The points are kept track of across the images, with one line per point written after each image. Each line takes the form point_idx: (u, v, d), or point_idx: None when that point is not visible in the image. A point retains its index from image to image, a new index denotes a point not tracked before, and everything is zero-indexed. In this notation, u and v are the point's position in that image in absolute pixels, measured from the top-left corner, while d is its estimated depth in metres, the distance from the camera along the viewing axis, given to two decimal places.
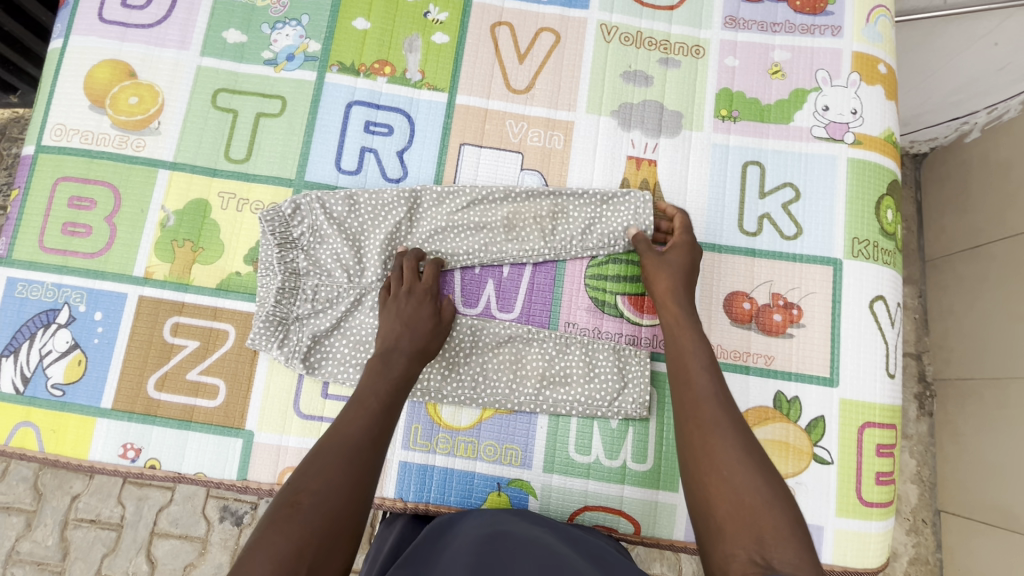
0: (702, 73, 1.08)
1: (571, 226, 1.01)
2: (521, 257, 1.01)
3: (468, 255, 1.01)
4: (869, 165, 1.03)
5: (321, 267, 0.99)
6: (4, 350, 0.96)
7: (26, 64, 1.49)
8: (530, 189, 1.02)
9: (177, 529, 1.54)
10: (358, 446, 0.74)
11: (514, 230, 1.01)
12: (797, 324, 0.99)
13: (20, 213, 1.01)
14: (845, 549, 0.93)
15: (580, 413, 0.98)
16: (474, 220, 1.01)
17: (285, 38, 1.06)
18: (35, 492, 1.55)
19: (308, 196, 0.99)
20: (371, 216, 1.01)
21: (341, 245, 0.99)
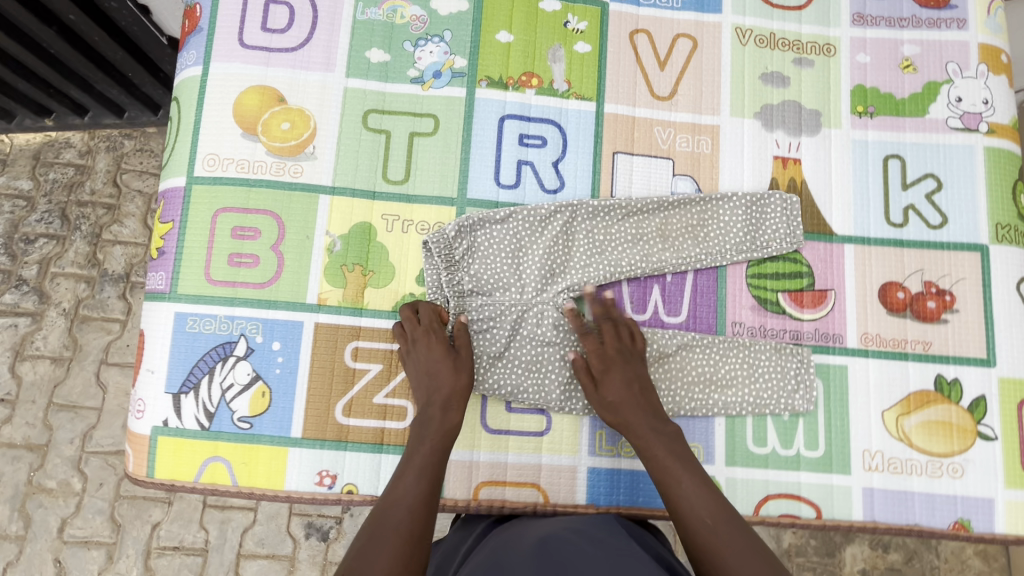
0: (835, 71, 1.11)
1: (721, 232, 1.04)
2: (678, 265, 1.02)
3: (628, 266, 1.01)
4: (1004, 153, 1.08)
5: (486, 286, 0.99)
6: (184, 387, 0.96)
7: (71, 87, 1.47)
8: (682, 198, 1.04)
9: (264, 549, 1.54)
10: (405, 520, 0.77)
11: (667, 239, 1.03)
12: (951, 310, 1.04)
13: (179, 247, 1.00)
14: (1016, 519, 0.98)
15: (750, 412, 1.01)
16: (627, 232, 1.03)
17: (429, 55, 1.06)
18: (113, 523, 1.54)
19: (469, 218, 0.99)
20: (530, 233, 1.01)
21: (505, 263, 0.99)
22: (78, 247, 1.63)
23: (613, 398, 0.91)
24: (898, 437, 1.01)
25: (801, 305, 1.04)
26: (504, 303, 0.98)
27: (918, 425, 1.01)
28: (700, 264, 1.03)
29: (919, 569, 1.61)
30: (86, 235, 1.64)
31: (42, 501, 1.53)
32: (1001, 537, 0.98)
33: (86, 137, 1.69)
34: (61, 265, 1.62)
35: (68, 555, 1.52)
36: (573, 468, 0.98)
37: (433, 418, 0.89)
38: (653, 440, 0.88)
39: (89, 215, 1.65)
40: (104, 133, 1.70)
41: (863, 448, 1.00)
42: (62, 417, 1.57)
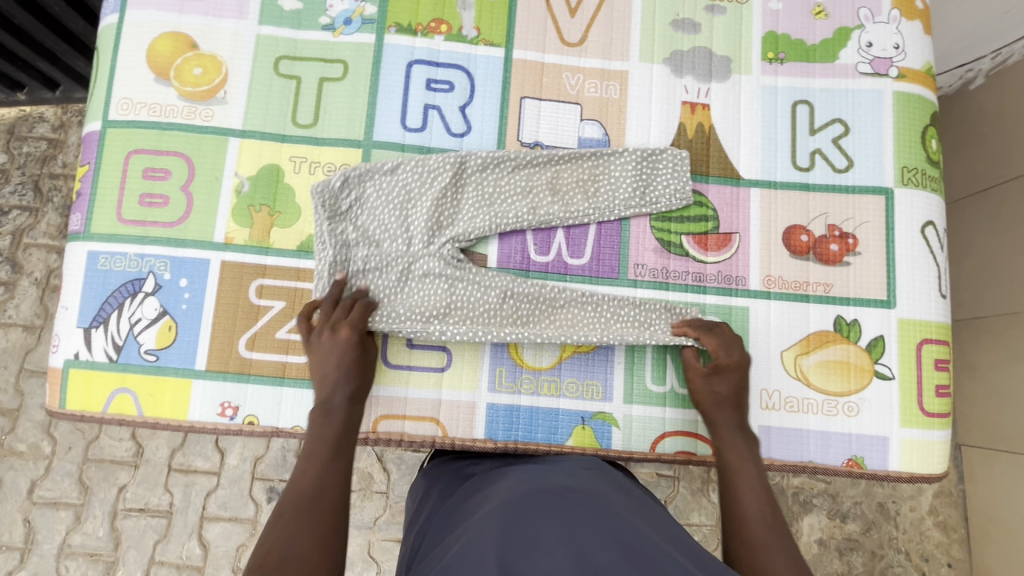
0: (748, 18, 1.12)
1: (611, 186, 1.04)
2: (566, 217, 1.03)
3: (517, 219, 1.02)
4: (913, 98, 1.08)
5: (371, 238, 1.00)
6: (94, 322, 0.99)
7: (38, 58, 1.48)
8: (572, 152, 1.04)
9: (226, 512, 1.58)
10: (314, 498, 0.78)
11: (556, 192, 1.04)
12: (854, 252, 1.04)
13: (94, 188, 1.03)
14: (910, 457, 0.99)
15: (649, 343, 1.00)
16: (514, 185, 1.03)
17: (340, 2, 1.08)
18: (80, 486, 1.58)
19: (353, 170, 1.00)
20: (414, 186, 1.01)
21: (388, 216, 1.00)
22: (50, 219, 1.67)
23: (713, 402, 0.96)
24: (796, 376, 1.02)
25: (705, 248, 1.05)
26: (388, 255, 0.99)
27: (816, 364, 1.02)
28: (589, 218, 1.04)
29: (877, 539, 1.58)
30: (58, 207, 1.67)
31: (12, 464, 1.58)
32: (895, 474, 0.99)
33: (58, 111, 1.72)
34: (34, 237, 1.66)
35: (38, 516, 1.57)
36: (472, 404, 1.00)
37: (332, 406, 0.90)
38: (734, 445, 0.92)
39: (61, 186, 1.68)
40: (77, 107, 1.73)
41: (761, 387, 1.01)
42: (33, 383, 1.61)
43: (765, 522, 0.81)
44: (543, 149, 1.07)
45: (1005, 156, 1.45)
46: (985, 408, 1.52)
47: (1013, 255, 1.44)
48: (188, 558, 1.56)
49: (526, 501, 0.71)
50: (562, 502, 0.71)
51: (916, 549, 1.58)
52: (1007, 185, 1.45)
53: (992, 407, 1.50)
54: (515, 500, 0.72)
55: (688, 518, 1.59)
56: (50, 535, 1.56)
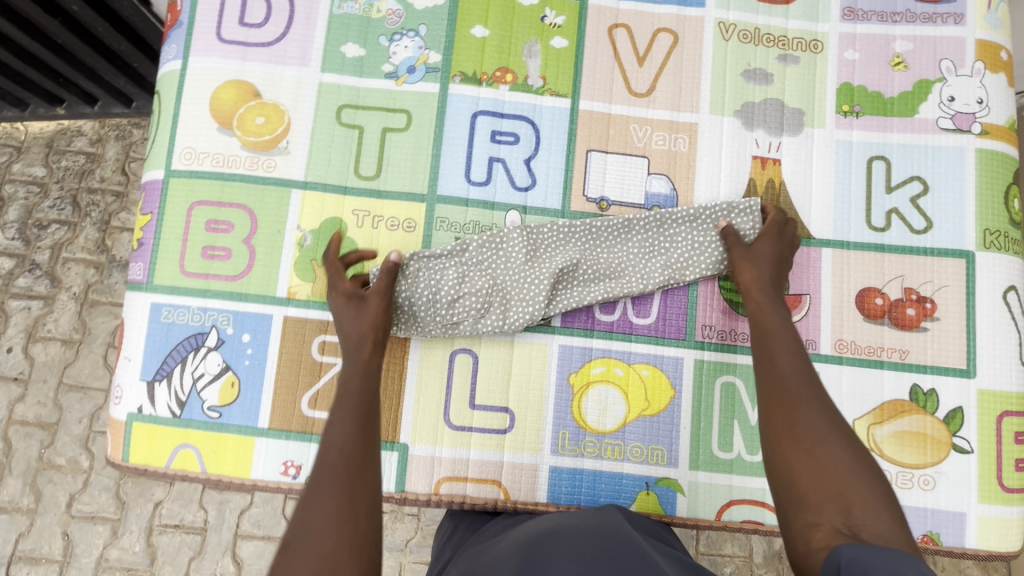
0: (821, 68, 1.08)
1: (685, 247, 1.01)
2: (640, 286, 1.00)
3: (588, 285, 1.00)
4: (997, 156, 1.03)
5: (439, 321, 0.98)
6: (157, 376, 0.99)
7: (79, 76, 1.49)
8: (636, 217, 1.01)
9: (259, 530, 1.59)
10: (338, 465, 0.74)
11: (624, 260, 1.01)
12: (931, 318, 1.00)
13: (156, 238, 1.02)
14: (988, 534, 0.96)
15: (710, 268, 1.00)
16: (583, 255, 1.00)
17: (404, 50, 1.06)
18: (117, 500, 1.59)
19: (419, 253, 0.98)
20: (477, 264, 0.99)
21: (453, 292, 0.97)
22: (88, 234, 1.67)
23: (760, 317, 0.91)
24: (869, 447, 0.98)
25: None
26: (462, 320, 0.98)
27: (891, 434, 0.98)
28: (664, 282, 1.00)
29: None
30: (95, 222, 1.67)
31: (51, 477, 1.59)
32: (972, 552, 0.95)
33: (97, 125, 1.72)
34: (72, 251, 1.66)
35: (76, 529, 1.58)
36: (535, 467, 0.99)
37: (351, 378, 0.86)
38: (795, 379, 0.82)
39: (99, 202, 1.68)
40: (115, 121, 1.73)
41: None
42: (71, 398, 1.61)
43: (805, 384, 0.81)
44: (609, 205, 1.04)
45: None
46: None
47: None
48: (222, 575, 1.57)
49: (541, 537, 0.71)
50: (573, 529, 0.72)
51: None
52: None
53: None
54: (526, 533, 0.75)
55: (720, 549, 1.56)
56: (87, 549, 1.57)
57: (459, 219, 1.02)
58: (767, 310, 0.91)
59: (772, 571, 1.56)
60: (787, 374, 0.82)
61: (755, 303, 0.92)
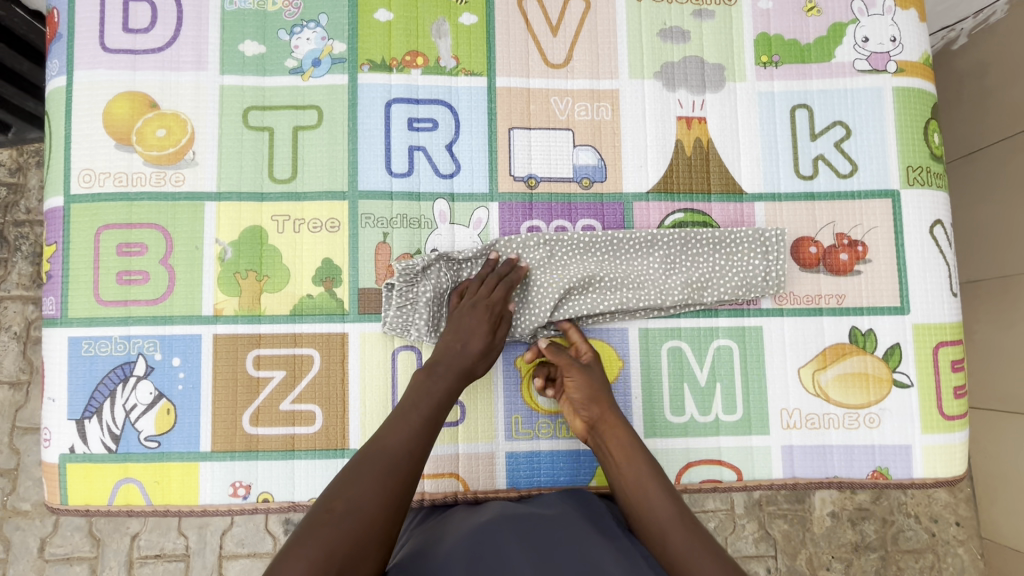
0: (737, 20, 1.06)
1: (706, 268, 0.99)
2: (655, 301, 0.99)
3: (602, 299, 0.98)
4: (914, 93, 1.04)
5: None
6: (86, 413, 0.94)
7: None
8: (690, 233, 1.00)
9: (244, 548, 1.55)
10: (394, 461, 0.77)
11: (644, 274, 0.99)
12: (864, 260, 1.02)
13: (66, 269, 0.96)
14: (934, 462, 0.99)
15: (731, 297, 0.99)
16: (601, 266, 0.99)
17: (306, 42, 1.00)
18: (91, 538, 1.54)
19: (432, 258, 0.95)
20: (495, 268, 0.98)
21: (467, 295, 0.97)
22: (21, 269, 1.55)
23: (628, 464, 0.87)
24: (815, 393, 1.00)
25: None
26: None
27: (834, 379, 1.00)
28: (683, 300, 0.99)
29: (888, 506, 1.63)
30: (27, 255, 1.55)
31: (19, 523, 1.53)
32: (920, 481, 0.99)
33: (14, 153, 1.57)
34: (6, 288, 1.54)
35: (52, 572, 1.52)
36: (491, 455, 0.98)
37: (444, 380, 0.86)
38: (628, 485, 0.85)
39: (27, 234, 1.55)
40: (33, 147, 1.58)
41: (781, 407, 1.00)
42: (28, 441, 1.53)
43: (680, 521, 0.80)
44: (537, 182, 1.02)
45: (988, 121, 1.43)
46: (980, 373, 1.53)
47: (1000, 218, 1.43)
48: None
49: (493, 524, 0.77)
50: (536, 532, 0.75)
51: (925, 512, 1.63)
52: (991, 148, 1.43)
53: (986, 372, 1.52)
54: (484, 527, 0.76)
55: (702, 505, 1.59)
56: None
57: (385, 213, 0.98)
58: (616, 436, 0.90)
59: (755, 520, 1.61)
60: (663, 518, 0.80)
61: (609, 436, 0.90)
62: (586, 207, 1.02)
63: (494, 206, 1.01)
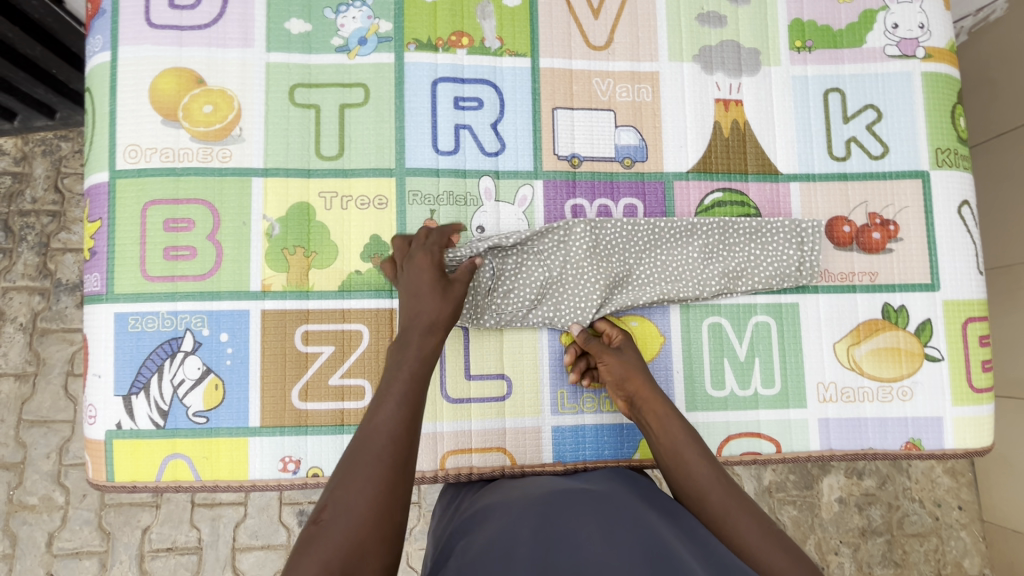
0: (771, 6, 1.09)
1: (742, 257, 1.01)
2: (695, 292, 1.00)
3: (640, 287, 1.00)
4: (941, 78, 1.08)
5: (490, 311, 0.97)
6: (133, 389, 0.93)
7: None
8: (729, 221, 1.01)
9: (258, 540, 1.54)
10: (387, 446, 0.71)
11: (683, 264, 1.01)
12: (895, 239, 1.05)
13: (111, 244, 0.96)
14: (964, 433, 1.02)
15: (766, 287, 1.02)
16: (642, 255, 1.00)
17: (352, 21, 1.01)
18: (102, 532, 1.51)
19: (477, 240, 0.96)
20: (537, 257, 0.98)
21: (512, 282, 0.97)
22: (26, 259, 1.51)
23: (665, 433, 0.87)
24: (850, 366, 1.03)
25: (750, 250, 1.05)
26: (511, 311, 0.98)
27: (868, 353, 1.03)
28: (720, 290, 1.01)
29: (892, 491, 1.66)
30: (34, 246, 1.51)
31: (27, 518, 1.49)
32: (950, 452, 1.02)
33: (19, 142, 1.52)
34: (10, 280, 1.50)
35: (61, 567, 1.49)
36: (538, 429, 0.99)
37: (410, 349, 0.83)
38: (683, 469, 0.84)
39: (34, 224, 1.51)
40: (38, 135, 1.54)
41: (817, 380, 1.03)
42: (36, 434, 1.50)
43: (721, 485, 0.81)
44: (581, 161, 1.03)
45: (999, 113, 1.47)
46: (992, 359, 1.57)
47: (1005, 208, 1.48)
48: None
49: (547, 502, 0.76)
50: (591, 508, 0.74)
51: (929, 496, 1.67)
52: (998, 140, 1.48)
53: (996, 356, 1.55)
54: (542, 508, 0.74)
55: None
56: None
57: (432, 190, 0.99)
58: (664, 420, 0.88)
59: (763, 506, 1.64)
60: (704, 485, 0.81)
61: (654, 415, 0.89)
62: (628, 186, 1.04)
63: (538, 183, 1.02)
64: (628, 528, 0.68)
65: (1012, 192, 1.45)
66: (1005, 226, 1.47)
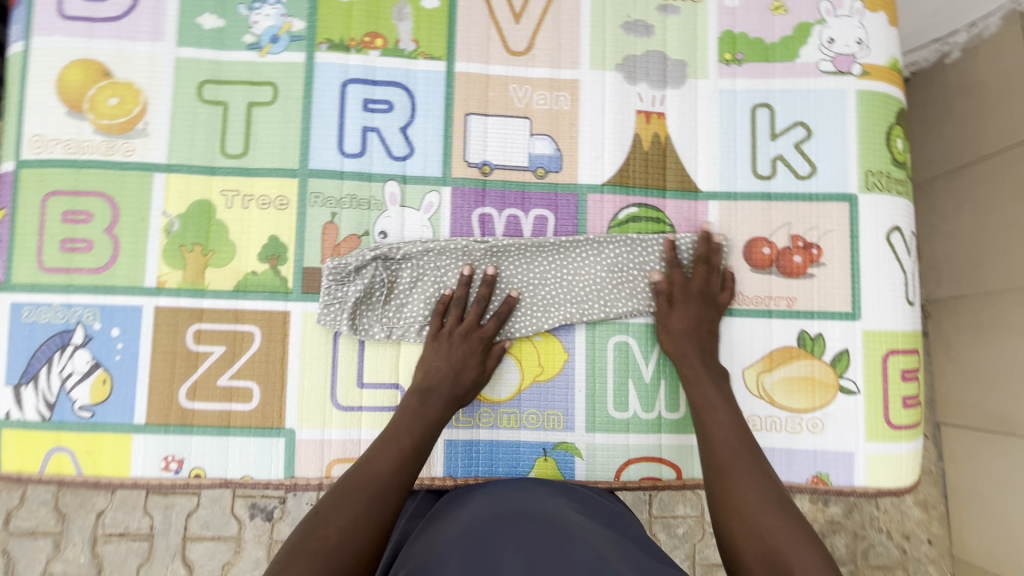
0: (703, 16, 1.05)
1: (651, 277, 0.98)
2: (602, 313, 0.98)
3: (542, 306, 0.97)
4: (877, 97, 1.03)
5: (383, 322, 0.96)
6: (23, 379, 0.93)
7: None
8: (638, 240, 0.98)
9: (209, 531, 1.51)
10: (381, 487, 0.76)
11: (589, 283, 0.98)
12: (818, 264, 1.00)
13: (12, 234, 0.96)
14: (878, 471, 0.97)
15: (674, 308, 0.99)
16: (544, 274, 0.98)
17: (265, 19, 1.00)
18: (57, 513, 1.50)
19: (367, 251, 0.94)
20: (436, 271, 0.97)
21: (406, 297, 0.96)
22: None
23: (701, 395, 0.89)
24: (760, 395, 0.99)
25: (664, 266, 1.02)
26: (403, 325, 0.96)
27: (780, 380, 0.99)
28: (629, 311, 0.98)
29: (858, 521, 1.56)
30: None
31: None
32: (862, 490, 0.97)
33: None
34: None
35: (16, 546, 1.48)
36: None
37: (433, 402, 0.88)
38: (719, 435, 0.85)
39: None
40: None
41: None
42: None
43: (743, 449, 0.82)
44: (491, 169, 1.01)
45: (984, 134, 1.39)
46: (970, 391, 1.48)
47: (989, 231, 1.40)
48: None
49: (491, 519, 0.72)
50: (531, 526, 0.69)
51: (897, 528, 1.56)
52: (983, 164, 1.40)
53: (976, 389, 1.46)
54: (482, 523, 0.71)
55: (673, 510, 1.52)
56: (32, 565, 1.48)
57: (334, 192, 0.98)
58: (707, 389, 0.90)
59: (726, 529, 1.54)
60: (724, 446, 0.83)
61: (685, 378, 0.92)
62: (540, 197, 1.01)
63: (445, 190, 1.00)
64: (561, 540, 0.66)
65: (995, 218, 1.38)
66: (990, 254, 1.40)
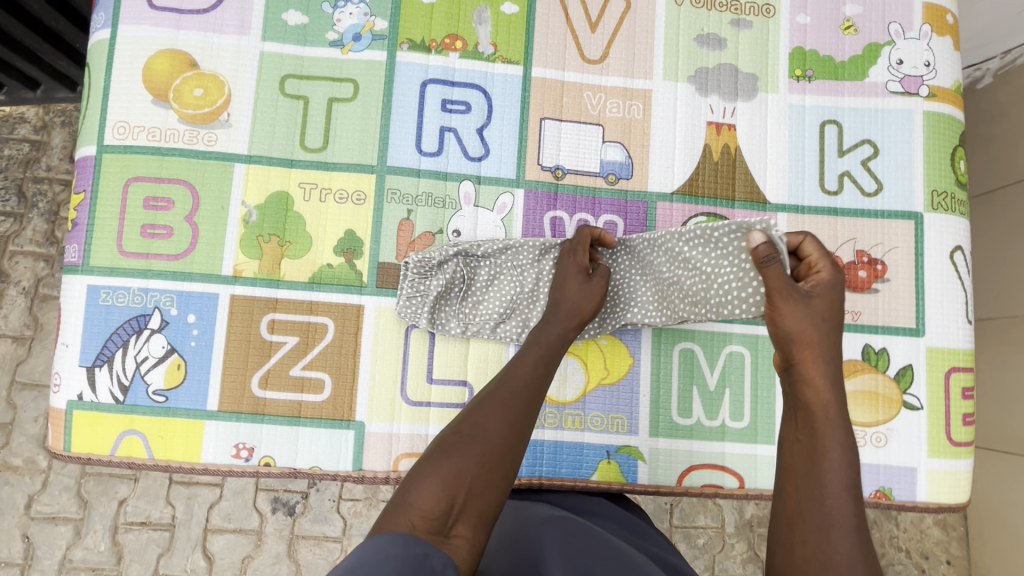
0: (774, 32, 1.07)
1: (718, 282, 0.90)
2: (666, 317, 0.96)
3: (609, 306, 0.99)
4: (943, 118, 1.05)
5: (459, 318, 0.97)
6: (98, 360, 0.94)
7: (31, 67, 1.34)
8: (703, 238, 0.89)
9: (230, 523, 1.50)
10: (515, 391, 0.79)
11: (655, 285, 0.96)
12: (882, 279, 1.02)
13: (91, 217, 0.97)
14: (938, 487, 0.98)
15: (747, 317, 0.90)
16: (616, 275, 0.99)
17: (349, 17, 1.02)
18: (79, 500, 1.48)
19: (450, 246, 0.96)
20: (512, 269, 0.98)
21: (483, 294, 0.97)
22: (36, 225, 1.47)
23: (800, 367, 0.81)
24: None
25: None
26: (479, 320, 0.97)
27: None
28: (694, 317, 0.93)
29: (878, 538, 1.55)
30: (44, 213, 1.47)
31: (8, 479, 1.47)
32: (922, 505, 0.98)
33: (41, 112, 1.50)
34: (17, 244, 1.46)
35: (36, 531, 1.47)
36: None
37: (557, 327, 0.89)
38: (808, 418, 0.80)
39: (46, 191, 1.47)
40: (61, 107, 1.51)
41: None
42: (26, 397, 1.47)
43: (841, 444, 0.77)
44: (564, 173, 1.02)
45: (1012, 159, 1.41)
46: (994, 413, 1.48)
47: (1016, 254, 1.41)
48: (192, 573, 1.48)
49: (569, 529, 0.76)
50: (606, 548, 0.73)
51: (916, 547, 1.56)
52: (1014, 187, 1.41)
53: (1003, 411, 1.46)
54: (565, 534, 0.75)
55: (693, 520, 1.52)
56: (50, 551, 1.47)
57: (410, 190, 0.99)
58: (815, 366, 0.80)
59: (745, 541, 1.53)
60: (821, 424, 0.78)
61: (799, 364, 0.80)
62: (610, 203, 1.02)
63: (520, 192, 1.01)
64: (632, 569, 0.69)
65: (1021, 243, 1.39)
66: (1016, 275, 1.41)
